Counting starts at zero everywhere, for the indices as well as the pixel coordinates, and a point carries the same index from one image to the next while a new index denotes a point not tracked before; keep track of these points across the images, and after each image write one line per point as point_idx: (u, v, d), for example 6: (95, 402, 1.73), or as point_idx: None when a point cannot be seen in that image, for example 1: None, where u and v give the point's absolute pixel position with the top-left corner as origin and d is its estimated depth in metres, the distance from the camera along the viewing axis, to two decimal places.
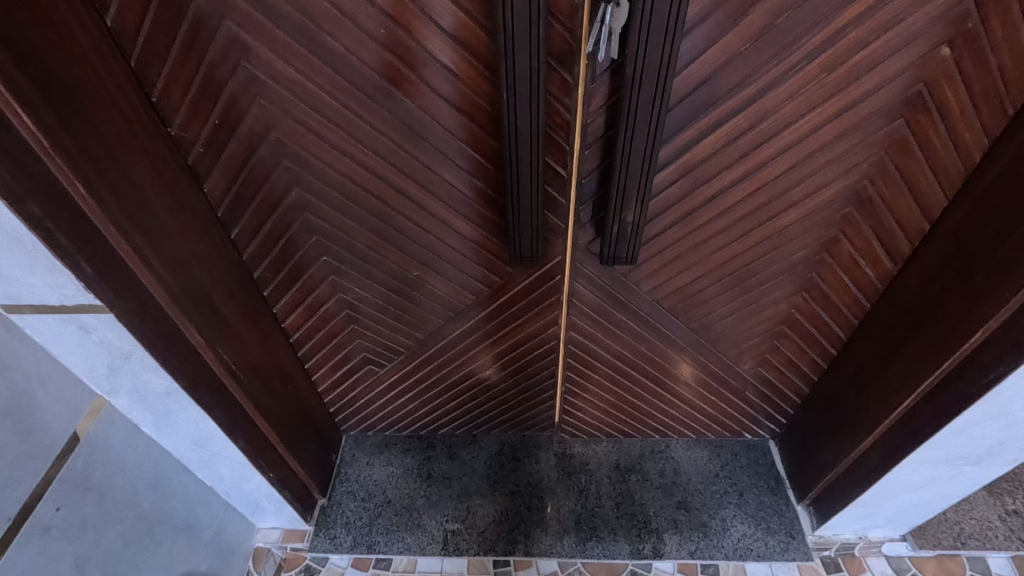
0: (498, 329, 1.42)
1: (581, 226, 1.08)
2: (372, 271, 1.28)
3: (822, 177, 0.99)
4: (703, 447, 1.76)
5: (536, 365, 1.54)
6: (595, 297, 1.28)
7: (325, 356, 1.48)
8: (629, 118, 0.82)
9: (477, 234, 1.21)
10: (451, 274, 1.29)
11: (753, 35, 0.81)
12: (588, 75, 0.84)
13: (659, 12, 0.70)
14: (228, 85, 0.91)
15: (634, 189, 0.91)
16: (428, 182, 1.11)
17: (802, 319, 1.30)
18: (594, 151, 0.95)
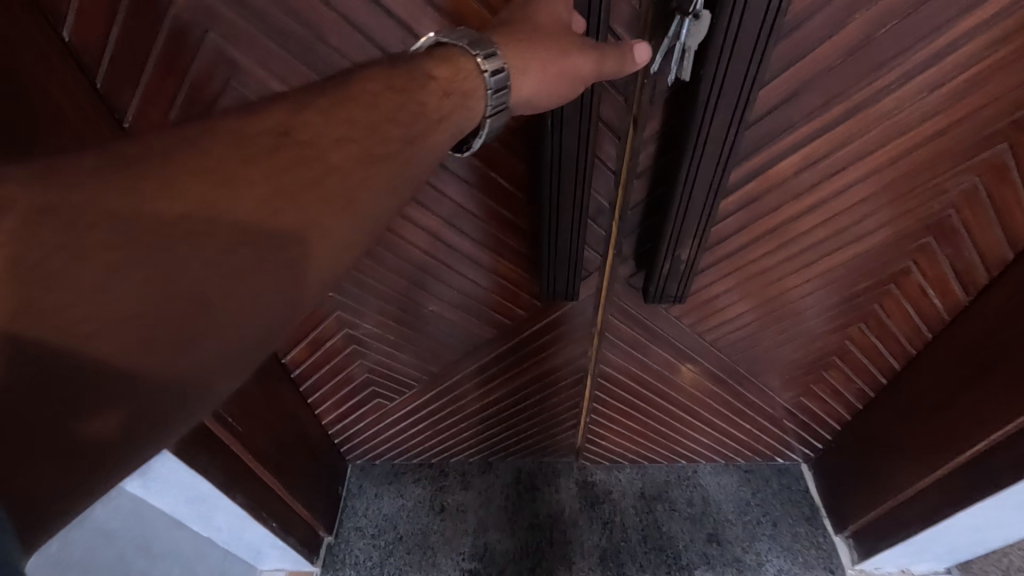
0: (519, 360, 1.31)
1: (622, 260, 0.95)
2: (382, 305, 1.16)
3: (901, 205, 0.87)
4: (732, 473, 1.66)
5: (559, 396, 1.42)
6: (629, 330, 1.17)
7: (330, 391, 1.37)
8: (696, 148, 0.69)
9: (499, 265, 1.09)
10: (468, 308, 1.17)
11: (845, 50, 0.69)
12: (645, 95, 0.71)
13: (748, 26, 0.57)
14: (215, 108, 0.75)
15: (693, 224, 0.79)
16: (443, 211, 1.00)
17: (856, 351, 1.18)
18: (644, 181, 0.82)
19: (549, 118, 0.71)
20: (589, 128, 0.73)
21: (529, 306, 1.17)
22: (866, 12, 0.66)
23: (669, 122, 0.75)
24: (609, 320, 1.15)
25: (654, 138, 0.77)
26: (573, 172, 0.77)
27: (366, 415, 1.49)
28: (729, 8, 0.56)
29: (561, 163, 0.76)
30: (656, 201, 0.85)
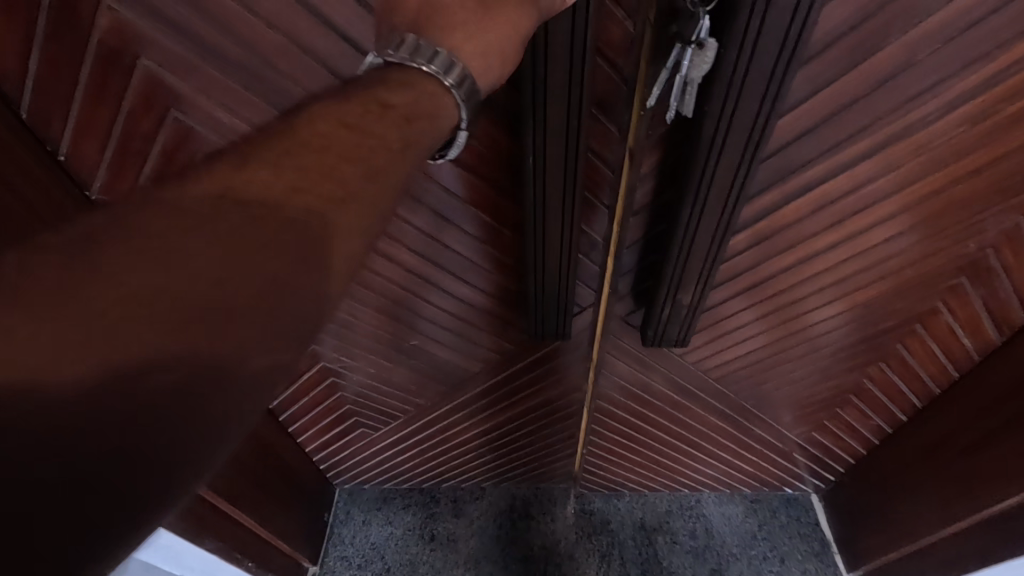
0: (510, 392, 1.25)
1: (619, 298, 0.87)
2: (361, 341, 1.08)
3: (932, 246, 0.78)
4: (737, 503, 1.58)
5: (553, 429, 1.36)
6: (626, 367, 1.10)
7: (311, 422, 1.30)
8: (700, 190, 0.60)
9: (486, 300, 1.03)
10: (455, 343, 1.11)
11: (876, 79, 0.60)
12: (643, 127, 0.60)
13: (762, 55, 0.48)
14: (156, 139, 0.72)
15: (697, 269, 0.70)
16: (422, 247, 0.93)
17: (875, 389, 1.09)
18: (641, 218, 0.73)
19: (531, 159, 0.71)
20: (574, 170, 0.72)
21: (517, 339, 1.11)
22: (902, 36, 0.56)
23: (668, 158, 0.66)
24: (606, 356, 1.07)
25: (652, 176, 0.68)
26: (560, 208, 0.75)
27: (351, 443, 1.42)
28: (739, 34, 0.47)
29: (545, 204, 0.76)
30: (655, 240, 0.76)
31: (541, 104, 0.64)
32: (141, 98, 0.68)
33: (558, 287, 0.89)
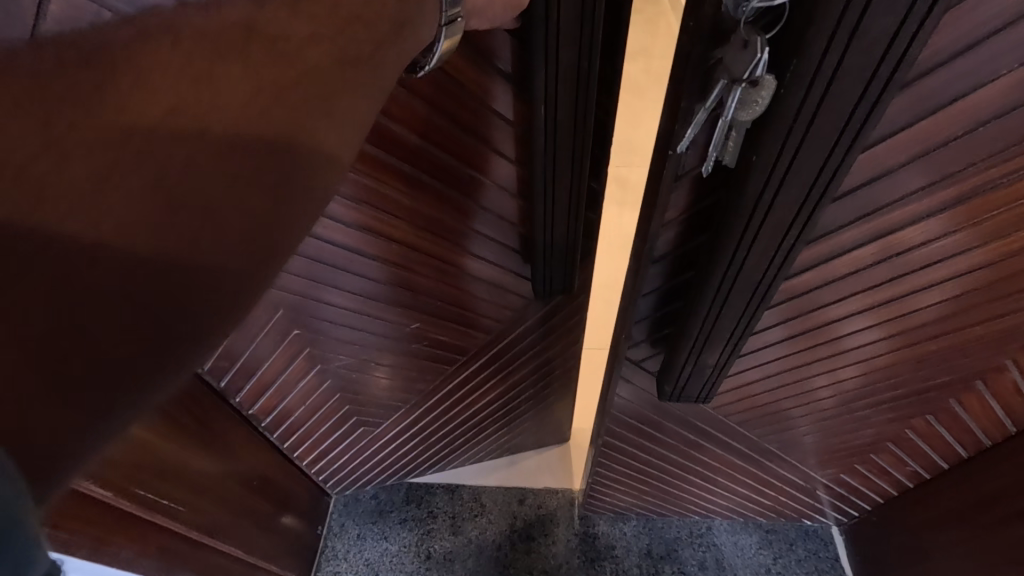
0: (511, 357, 1.26)
1: (634, 344, 0.76)
2: (344, 331, 0.99)
3: (1008, 305, 0.65)
4: (751, 532, 1.50)
5: (546, 379, 1.42)
6: (639, 405, 1.00)
7: (307, 433, 1.24)
8: (742, 248, 0.49)
9: (491, 266, 1.01)
10: (461, 316, 1.07)
11: (972, 119, 0.47)
12: (671, 169, 0.49)
13: (838, 98, 0.36)
14: None
15: (728, 330, 0.59)
16: (409, 218, 0.83)
17: (917, 440, 0.98)
18: (663, 265, 0.62)
19: (544, 111, 0.72)
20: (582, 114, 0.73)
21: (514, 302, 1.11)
22: (1015, 70, 0.44)
23: (702, 202, 0.54)
24: (617, 399, 0.96)
25: (680, 220, 0.56)
26: (568, 161, 0.79)
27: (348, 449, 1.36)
28: (807, 75, 0.35)
29: (554, 156, 0.79)
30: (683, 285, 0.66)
31: (553, 59, 0.66)
32: None
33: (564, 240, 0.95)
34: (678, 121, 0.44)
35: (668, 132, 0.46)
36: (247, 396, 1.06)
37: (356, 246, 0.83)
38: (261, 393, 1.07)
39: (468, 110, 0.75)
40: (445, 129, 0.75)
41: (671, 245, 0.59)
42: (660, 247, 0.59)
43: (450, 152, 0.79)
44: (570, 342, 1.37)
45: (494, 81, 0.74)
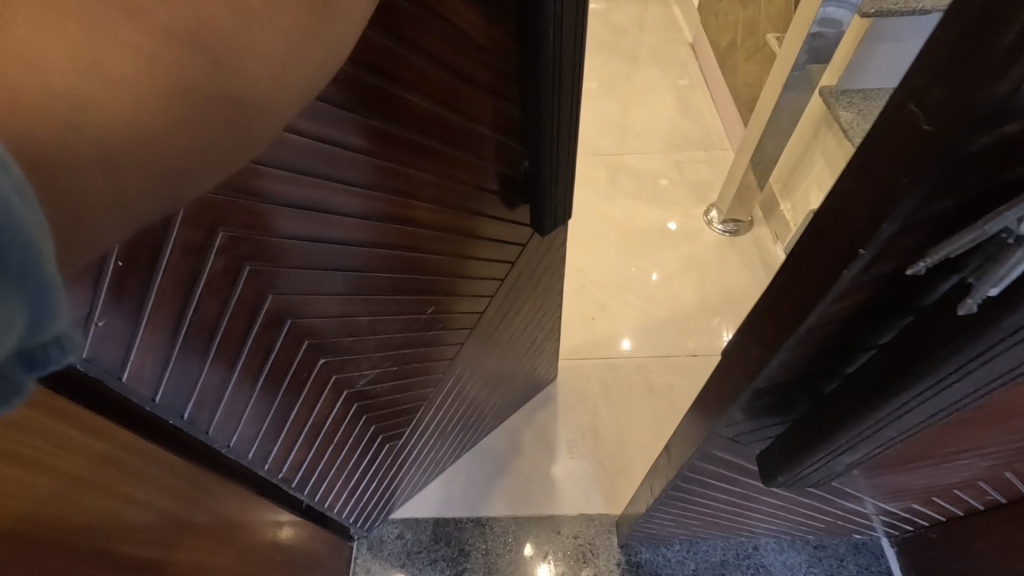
0: (505, 320, 1.36)
1: (732, 424, 0.65)
2: (365, 342, 1.06)
3: None
4: (800, 551, 1.46)
5: (535, 326, 1.52)
6: (722, 470, 0.86)
7: (334, 473, 1.27)
8: (954, 373, 0.38)
9: (492, 223, 1.06)
10: (468, 284, 1.13)
11: None
12: (859, 261, 0.37)
13: None
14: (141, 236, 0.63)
15: (886, 437, 0.49)
16: (407, 187, 0.84)
17: (1013, 479, 0.89)
18: (800, 357, 0.50)
19: (552, 42, 0.78)
20: (576, 41, 0.84)
21: (513, 253, 1.18)
22: None
23: (852, 326, 0.46)
24: (699, 466, 0.83)
25: (830, 339, 0.47)
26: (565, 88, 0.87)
27: (371, 473, 1.39)
28: None
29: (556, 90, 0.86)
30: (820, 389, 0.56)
31: None
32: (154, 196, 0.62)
33: (559, 176, 1.04)
34: (884, 216, 0.34)
35: (860, 220, 0.36)
36: (273, 464, 1.09)
37: (358, 236, 0.85)
38: (286, 461, 1.11)
39: (465, 57, 0.77)
40: (442, 83, 0.77)
41: (801, 367, 0.52)
42: (792, 367, 0.51)
43: (446, 107, 0.80)
44: (553, 282, 1.47)
45: (496, 26, 0.78)
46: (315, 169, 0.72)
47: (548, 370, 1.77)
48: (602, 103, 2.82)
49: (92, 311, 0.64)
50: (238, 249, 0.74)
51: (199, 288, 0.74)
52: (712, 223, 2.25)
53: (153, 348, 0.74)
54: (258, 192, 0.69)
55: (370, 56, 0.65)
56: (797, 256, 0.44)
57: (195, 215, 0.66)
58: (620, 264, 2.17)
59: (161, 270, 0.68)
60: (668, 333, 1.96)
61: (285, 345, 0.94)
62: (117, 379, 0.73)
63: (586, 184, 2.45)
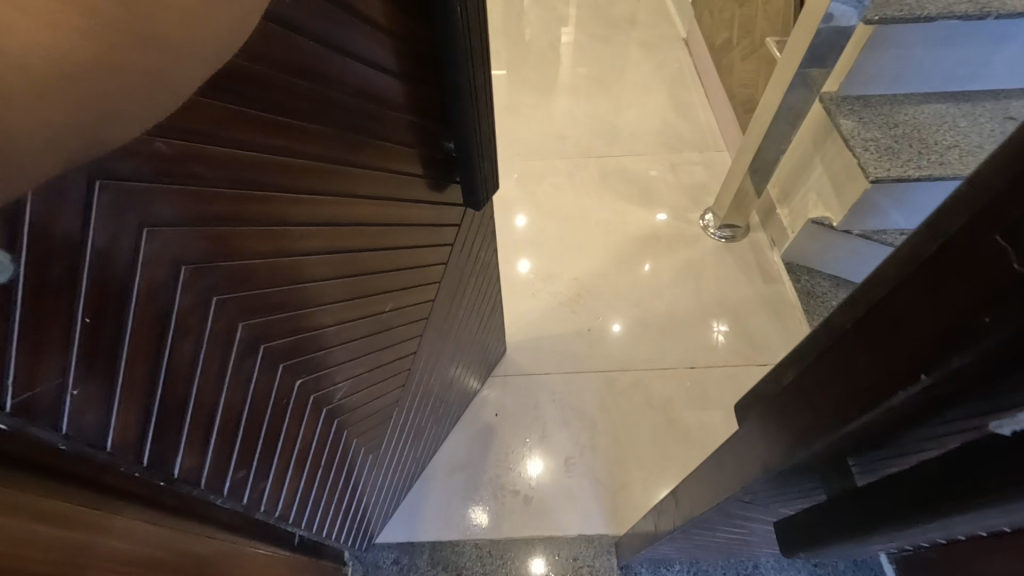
0: (451, 304, 1.39)
1: (746, 485, 0.62)
2: (333, 352, 1.04)
3: None
4: (801, 569, 1.48)
5: (475, 306, 1.56)
6: (736, 522, 0.83)
7: (324, 498, 1.24)
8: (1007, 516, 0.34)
9: (428, 209, 1.08)
10: (413, 274, 1.15)
11: None
12: (912, 381, 0.33)
13: None
14: (109, 281, 0.58)
15: (916, 539, 0.46)
16: (349, 186, 0.84)
17: None
18: (831, 445, 0.46)
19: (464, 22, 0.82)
20: (476, 11, 0.85)
21: (449, 234, 1.22)
22: None
23: (892, 432, 0.42)
24: (711, 518, 0.80)
25: (865, 440, 0.44)
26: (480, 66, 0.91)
27: (359, 490, 1.37)
28: None
29: (473, 68, 0.90)
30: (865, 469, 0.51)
31: None
32: (107, 235, 0.55)
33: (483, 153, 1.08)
34: (949, 346, 0.30)
35: (919, 340, 0.32)
36: (267, 504, 1.05)
37: (310, 244, 0.82)
38: (279, 496, 1.08)
39: (390, 49, 0.78)
40: (367, 73, 0.76)
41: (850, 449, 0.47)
42: (823, 454, 0.48)
43: (372, 98, 0.79)
44: (484, 257, 1.53)
45: (413, 14, 0.78)
46: (260, 181, 0.68)
47: (495, 345, 1.82)
48: (595, 102, 2.76)
49: (65, 381, 0.58)
50: (203, 281, 0.70)
51: (169, 331, 0.68)
52: (708, 228, 2.22)
53: (135, 406, 0.68)
54: (210, 217, 0.65)
55: (289, 52, 0.62)
56: (839, 346, 0.41)
57: (154, 254, 0.62)
58: (616, 271, 2.13)
59: (130, 320, 0.62)
60: (664, 344, 1.94)
61: (261, 374, 0.89)
62: (100, 450, 0.67)
63: (579, 188, 2.41)
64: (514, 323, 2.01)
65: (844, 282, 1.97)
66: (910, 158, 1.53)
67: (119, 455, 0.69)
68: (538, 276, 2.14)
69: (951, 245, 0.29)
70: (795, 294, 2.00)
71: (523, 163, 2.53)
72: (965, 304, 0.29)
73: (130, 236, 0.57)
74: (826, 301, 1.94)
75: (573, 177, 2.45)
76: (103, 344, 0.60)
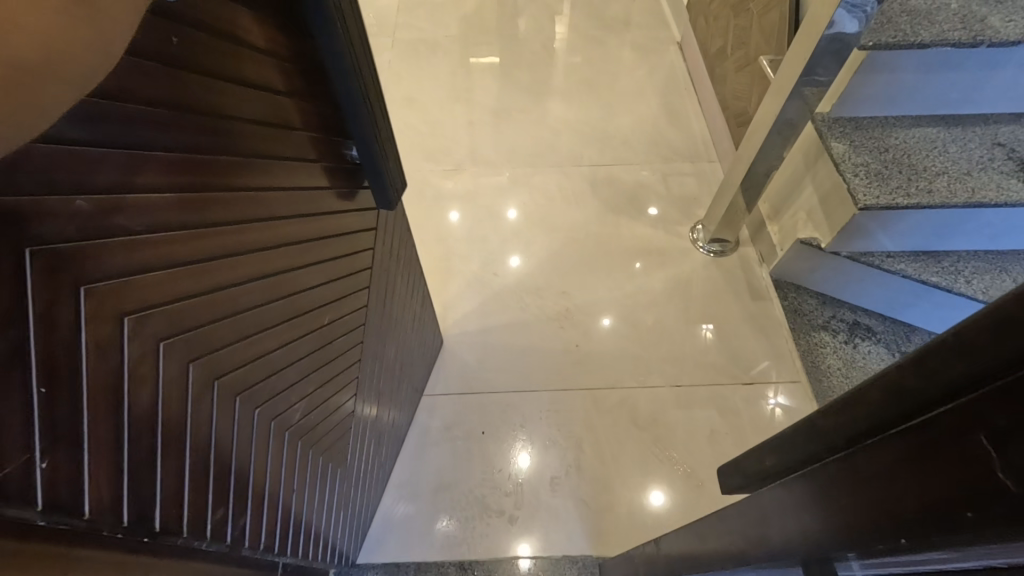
0: (384, 305, 1.47)
1: (752, 559, 0.63)
2: (285, 374, 1.05)
3: None
4: None
5: (409, 305, 1.65)
6: None
7: (304, 524, 1.24)
8: None
9: (343, 216, 1.16)
10: (343, 282, 1.21)
11: None
12: (919, 516, 0.34)
13: None
14: (53, 345, 0.58)
15: None
16: (266, 210, 0.89)
17: None
18: (823, 547, 0.47)
19: (331, 36, 0.93)
20: (349, 29, 0.96)
21: (368, 238, 1.30)
22: None
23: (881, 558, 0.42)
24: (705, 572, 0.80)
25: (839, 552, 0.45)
26: (359, 75, 1.02)
27: (335, 506, 1.39)
28: None
29: (351, 76, 1.01)
30: None
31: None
32: (45, 292, 0.56)
33: (381, 152, 1.18)
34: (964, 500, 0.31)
35: (940, 482, 0.33)
36: (252, 540, 1.05)
37: (239, 271, 0.85)
38: (260, 529, 1.07)
39: (273, 72, 0.86)
40: (255, 98, 0.82)
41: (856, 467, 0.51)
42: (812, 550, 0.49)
43: (269, 122, 0.87)
44: (408, 254, 1.62)
45: (286, 40, 0.88)
46: (183, 219, 0.71)
47: (433, 336, 1.91)
48: (587, 108, 2.72)
49: (31, 457, 0.57)
50: (146, 329, 0.70)
51: (125, 386, 0.68)
52: (698, 242, 2.22)
53: (106, 471, 0.67)
54: (138, 264, 0.66)
55: (180, 92, 0.67)
56: (854, 457, 0.42)
57: (96, 310, 0.62)
58: (605, 285, 2.13)
59: (84, 382, 0.62)
60: (652, 360, 1.94)
61: (221, 411, 0.88)
62: (80, 520, 0.65)
63: (570, 199, 2.39)
64: (503, 337, 2.00)
65: (829, 300, 1.99)
66: (900, 185, 1.53)
67: (99, 522, 0.68)
68: (527, 288, 2.13)
69: (956, 411, 0.32)
70: (781, 312, 2.01)
71: (514, 171, 2.50)
72: (975, 473, 0.30)
73: (67, 298, 0.58)
74: (811, 320, 1.97)
75: (565, 186, 2.44)
76: (62, 412, 0.60)
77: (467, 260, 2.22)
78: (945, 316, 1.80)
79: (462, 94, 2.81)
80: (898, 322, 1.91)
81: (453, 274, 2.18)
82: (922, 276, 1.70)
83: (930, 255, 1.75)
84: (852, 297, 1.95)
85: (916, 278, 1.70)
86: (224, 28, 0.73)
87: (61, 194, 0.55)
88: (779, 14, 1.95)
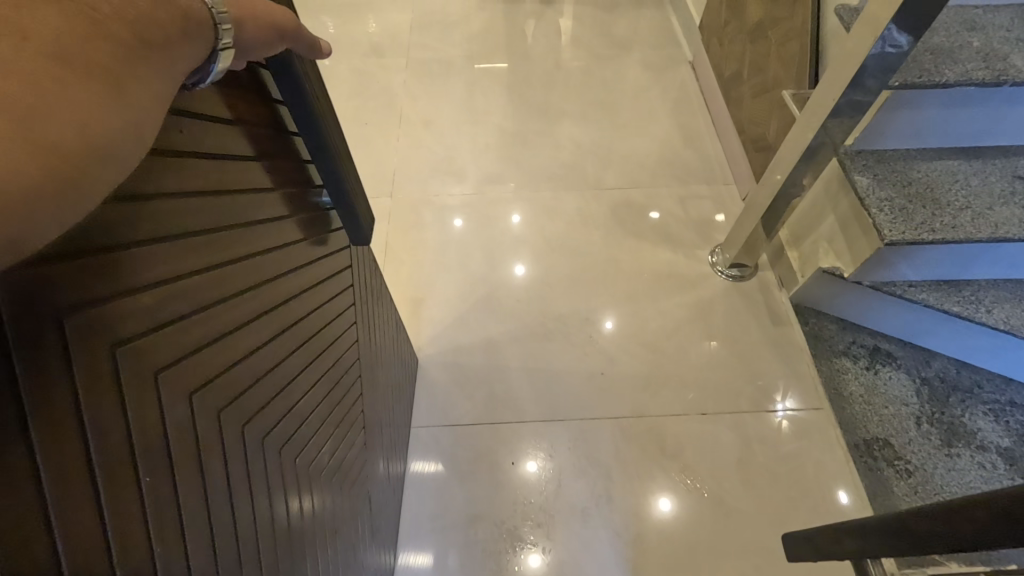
0: (368, 337, 1.47)
1: None
2: (310, 420, 1.06)
3: None
4: None
5: (386, 335, 1.65)
6: None
7: (345, 563, 1.25)
8: None
9: (327, 260, 1.15)
10: (336, 323, 1.21)
11: None
12: None
13: None
14: (147, 435, 0.60)
15: None
16: (273, 266, 0.89)
17: None
18: None
19: (298, 98, 0.93)
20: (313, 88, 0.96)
21: (346, 274, 1.30)
22: None
23: None
24: None
25: None
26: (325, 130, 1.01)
27: (365, 544, 1.40)
28: None
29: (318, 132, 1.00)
30: None
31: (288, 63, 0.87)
32: (135, 387, 0.57)
33: (352, 197, 1.18)
34: None
35: None
36: None
37: (264, 331, 0.86)
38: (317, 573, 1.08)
39: (257, 137, 0.85)
40: (249, 167, 0.82)
41: (982, 526, 0.55)
42: None
43: (264, 186, 0.86)
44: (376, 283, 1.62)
45: (260, 109, 0.86)
46: (221, 293, 0.72)
47: (408, 355, 1.91)
48: (601, 129, 2.75)
49: (149, 543, 0.59)
50: (208, 403, 0.70)
51: (200, 458, 0.69)
52: (717, 267, 2.24)
53: (200, 543, 0.69)
54: (194, 342, 0.67)
55: (200, 177, 0.68)
56: None
57: (172, 394, 0.63)
58: (626, 311, 2.15)
59: (173, 464, 0.64)
60: (674, 386, 1.96)
61: (270, 465, 0.89)
62: None
63: (587, 222, 2.41)
64: (526, 364, 2.03)
65: (849, 325, 2.03)
66: (924, 220, 1.56)
67: None
68: (548, 314, 2.15)
69: None
70: (803, 338, 2.04)
71: (533, 194, 2.53)
72: None
73: (150, 388, 0.60)
74: (832, 346, 2.00)
75: (583, 210, 2.46)
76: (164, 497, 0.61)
77: (486, 285, 2.24)
78: (962, 343, 1.85)
79: (477, 116, 2.83)
80: (917, 346, 1.94)
81: (472, 300, 2.20)
82: (944, 305, 1.72)
83: (950, 285, 1.77)
84: (872, 323, 1.97)
85: (938, 308, 1.73)
86: (216, 108, 0.73)
87: (118, 296, 0.54)
88: (801, 45, 1.97)
